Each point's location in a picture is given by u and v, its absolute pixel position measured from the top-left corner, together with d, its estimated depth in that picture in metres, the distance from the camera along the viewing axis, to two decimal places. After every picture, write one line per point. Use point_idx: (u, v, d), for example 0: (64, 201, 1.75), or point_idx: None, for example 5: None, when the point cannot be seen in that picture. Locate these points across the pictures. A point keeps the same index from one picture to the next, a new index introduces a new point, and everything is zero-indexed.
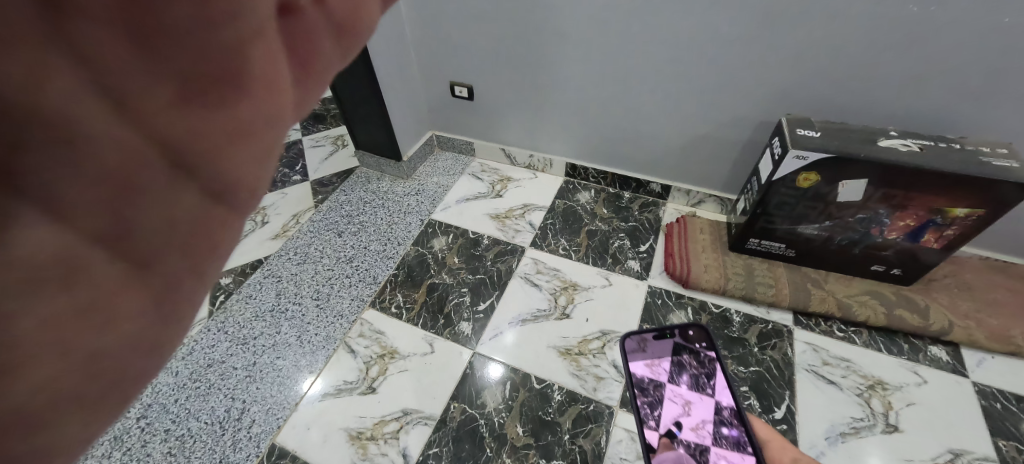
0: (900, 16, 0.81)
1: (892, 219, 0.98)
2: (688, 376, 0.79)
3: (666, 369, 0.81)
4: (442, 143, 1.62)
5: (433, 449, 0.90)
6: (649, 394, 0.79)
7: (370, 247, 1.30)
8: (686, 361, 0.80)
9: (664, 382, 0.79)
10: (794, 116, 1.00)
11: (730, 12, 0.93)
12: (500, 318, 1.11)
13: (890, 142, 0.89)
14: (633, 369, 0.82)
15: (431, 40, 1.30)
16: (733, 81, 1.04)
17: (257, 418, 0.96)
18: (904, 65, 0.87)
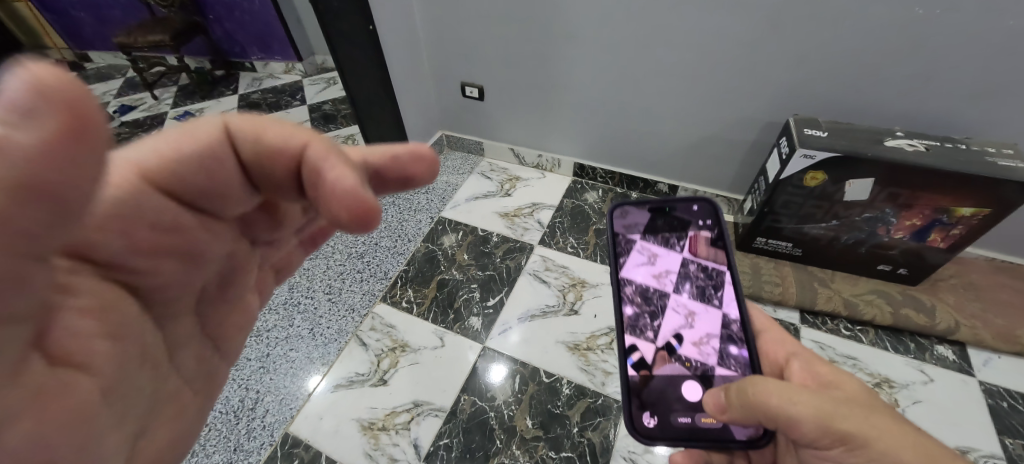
0: (905, 19, 0.83)
1: (898, 218, 0.99)
2: (693, 287, 0.73)
3: (673, 279, 0.74)
4: (451, 143, 1.64)
5: (444, 440, 0.92)
6: (651, 304, 0.73)
7: (381, 243, 1.32)
8: (693, 272, 0.74)
9: (669, 292, 0.73)
10: (801, 117, 1.01)
11: (736, 15, 0.95)
12: (509, 314, 1.12)
13: (897, 142, 0.91)
14: (636, 275, 0.75)
15: (443, 41, 1.33)
16: (738, 83, 1.06)
17: (271, 408, 0.98)
18: (909, 67, 0.89)
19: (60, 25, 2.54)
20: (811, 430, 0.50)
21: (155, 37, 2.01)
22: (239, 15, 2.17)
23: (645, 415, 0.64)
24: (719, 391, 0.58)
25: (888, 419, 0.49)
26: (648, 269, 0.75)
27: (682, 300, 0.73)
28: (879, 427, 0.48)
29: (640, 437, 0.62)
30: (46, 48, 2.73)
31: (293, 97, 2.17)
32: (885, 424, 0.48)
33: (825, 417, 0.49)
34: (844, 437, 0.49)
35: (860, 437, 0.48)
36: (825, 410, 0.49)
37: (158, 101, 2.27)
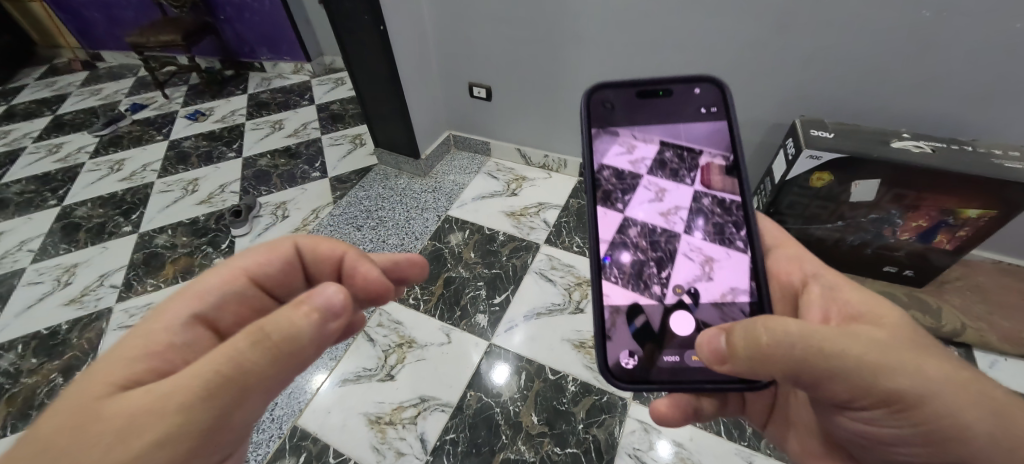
0: (912, 21, 0.84)
1: (904, 220, 0.99)
2: (708, 224, 0.68)
3: (683, 218, 0.70)
4: (458, 143, 1.66)
5: (450, 435, 0.93)
6: (660, 246, 0.70)
7: (389, 241, 1.34)
8: (706, 207, 0.68)
9: (679, 233, 0.70)
10: (807, 118, 1.02)
11: (744, 16, 0.96)
12: (515, 311, 1.13)
13: (903, 144, 0.91)
14: (643, 215, 0.71)
15: (452, 41, 1.35)
16: (745, 84, 1.07)
17: (279, 401, 0.99)
18: (916, 69, 0.89)
19: (74, 25, 2.58)
20: (849, 386, 0.46)
21: (168, 37, 2.05)
22: (249, 16, 2.20)
23: (624, 356, 0.62)
24: (718, 334, 0.53)
25: (940, 363, 0.45)
26: (657, 208, 0.72)
27: (693, 243, 0.69)
28: (932, 379, 0.45)
29: (616, 382, 0.59)
30: (60, 48, 2.78)
31: (301, 97, 2.20)
32: (936, 371, 0.45)
33: (864, 371, 0.45)
34: (889, 392, 0.45)
35: (911, 392, 0.45)
36: (866, 362, 0.45)
37: (169, 100, 2.30)
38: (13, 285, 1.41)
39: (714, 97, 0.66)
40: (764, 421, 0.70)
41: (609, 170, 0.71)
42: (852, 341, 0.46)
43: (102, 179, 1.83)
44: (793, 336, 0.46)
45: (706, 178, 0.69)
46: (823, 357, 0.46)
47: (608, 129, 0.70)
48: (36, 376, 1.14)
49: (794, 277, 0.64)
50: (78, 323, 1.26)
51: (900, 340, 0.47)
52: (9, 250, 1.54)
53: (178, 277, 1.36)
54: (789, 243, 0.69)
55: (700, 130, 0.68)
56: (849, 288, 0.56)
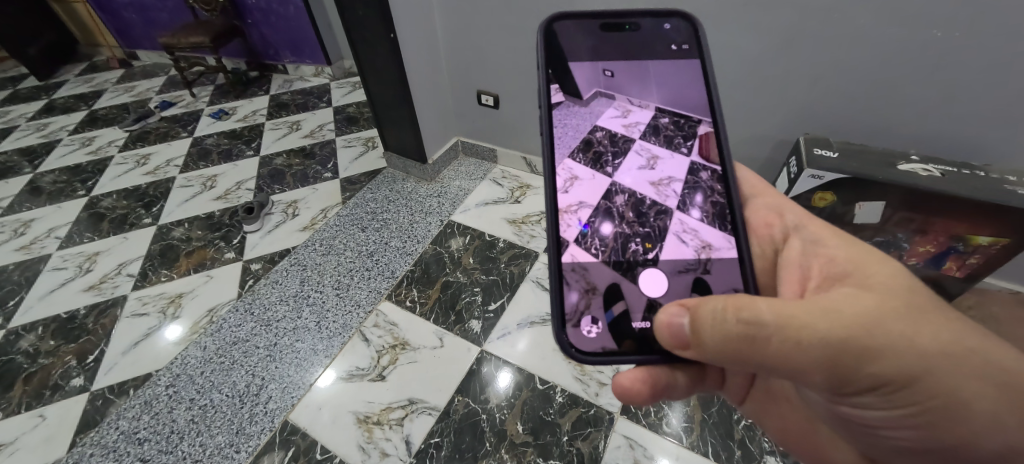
0: (923, 40, 0.81)
1: (912, 244, 0.96)
2: (704, 201, 0.66)
3: (676, 191, 0.69)
4: (466, 149, 1.68)
5: (435, 439, 0.93)
6: (648, 221, 0.69)
7: (391, 243, 1.37)
8: (704, 182, 0.66)
9: (671, 207, 0.69)
10: (812, 136, 1.00)
11: (751, 31, 0.95)
12: (509, 319, 1.14)
13: (911, 167, 0.88)
14: (636, 186, 0.71)
15: (462, 50, 1.37)
16: (750, 100, 1.06)
17: (274, 395, 1.02)
18: (926, 90, 0.87)
19: (114, 25, 2.73)
20: (833, 372, 0.45)
21: (197, 38, 2.13)
22: (274, 19, 2.28)
23: (587, 324, 0.60)
24: (679, 311, 0.51)
25: (936, 331, 0.43)
26: (651, 177, 0.71)
27: (688, 222, 0.67)
28: (928, 352, 0.42)
29: (576, 355, 0.57)
30: (101, 47, 2.94)
31: (320, 99, 2.26)
32: (931, 341, 0.42)
33: (848, 355, 0.43)
34: (879, 375, 0.44)
35: (903, 371, 0.43)
36: (850, 344, 0.43)
37: (196, 98, 2.40)
38: (39, 270, 1.48)
39: (687, 34, 0.64)
40: (742, 397, 0.70)
41: (600, 133, 0.74)
42: (833, 322, 0.44)
43: (128, 172, 1.92)
44: (767, 326, 0.45)
45: (703, 145, 0.67)
46: (799, 347, 0.44)
47: (591, 80, 0.72)
48: (52, 358, 1.20)
49: (777, 228, 0.64)
50: (95, 308, 1.32)
51: (891, 306, 0.44)
52: (39, 236, 1.62)
53: (191, 269, 1.41)
54: (767, 191, 0.70)
55: (677, 69, 0.66)
56: (831, 245, 0.53)
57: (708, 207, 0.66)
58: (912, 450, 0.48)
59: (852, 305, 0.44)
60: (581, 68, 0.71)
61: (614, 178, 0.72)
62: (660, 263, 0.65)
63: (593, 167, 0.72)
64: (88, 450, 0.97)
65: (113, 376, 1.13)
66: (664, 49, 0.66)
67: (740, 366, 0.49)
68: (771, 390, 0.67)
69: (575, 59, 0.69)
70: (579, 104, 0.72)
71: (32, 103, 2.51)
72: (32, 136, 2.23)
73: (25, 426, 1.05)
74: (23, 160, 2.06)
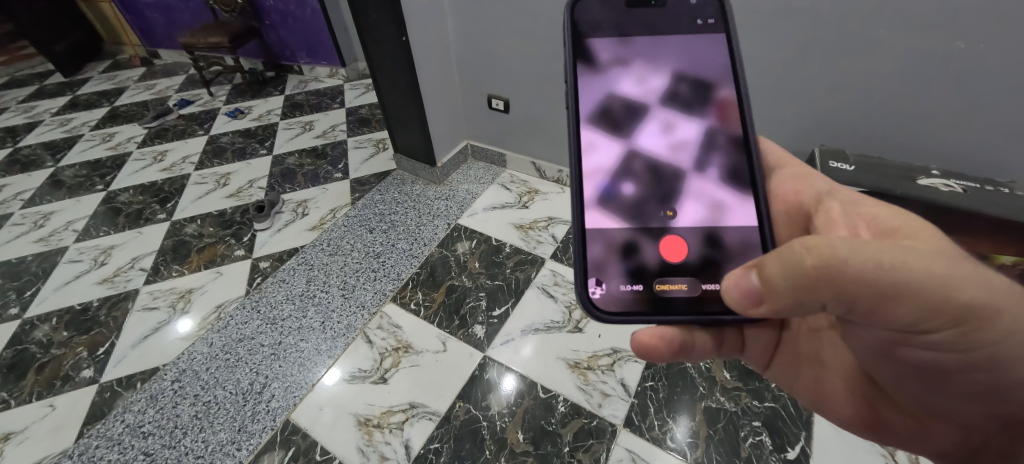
0: (948, 52, 0.79)
1: None
2: (722, 166, 0.60)
3: (694, 155, 0.61)
4: (475, 152, 1.68)
5: (435, 444, 0.92)
6: (663, 189, 0.61)
7: (398, 245, 1.37)
8: (721, 145, 0.60)
9: (688, 173, 0.61)
10: (828, 147, 0.97)
11: (765, 40, 0.94)
12: (513, 325, 1.13)
13: (931, 181, 0.86)
14: (648, 149, 0.62)
15: (474, 54, 1.37)
16: (764, 108, 1.04)
17: (276, 394, 1.02)
18: (950, 103, 0.84)
19: (138, 25, 2.80)
20: (914, 303, 0.41)
21: (215, 38, 2.17)
22: (291, 21, 2.32)
23: (593, 284, 0.57)
24: (746, 272, 0.48)
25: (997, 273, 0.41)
26: (670, 144, 0.62)
27: (705, 184, 0.60)
28: (1001, 290, 0.40)
29: (596, 313, 0.55)
30: (124, 45, 3.02)
31: (333, 100, 2.29)
32: (1000, 279, 0.40)
33: (931, 285, 0.39)
34: (961, 307, 0.40)
35: (983, 305, 0.40)
36: (929, 272, 0.39)
37: (213, 97, 2.44)
38: (55, 262, 1.51)
39: (711, 10, 0.63)
40: (766, 363, 0.67)
41: (612, 101, 0.63)
42: (911, 252, 0.40)
43: (145, 168, 1.95)
44: (845, 253, 0.40)
45: (721, 111, 0.61)
46: (883, 272, 0.40)
47: (611, 46, 0.64)
48: (65, 348, 1.22)
49: (805, 195, 0.60)
50: (108, 301, 1.35)
51: (951, 251, 0.42)
52: (57, 229, 1.66)
53: (201, 265, 1.43)
54: (793, 162, 0.66)
55: (701, 42, 0.63)
56: (872, 204, 0.52)
57: (725, 167, 0.60)
58: (974, 391, 0.47)
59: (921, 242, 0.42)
60: (601, 37, 0.64)
61: (629, 144, 0.62)
62: (677, 228, 0.59)
63: (608, 134, 0.63)
64: (93, 442, 0.98)
65: (122, 369, 1.15)
66: (689, 23, 0.63)
67: (813, 302, 0.43)
68: (798, 352, 0.64)
69: (593, 35, 0.64)
70: (592, 71, 0.63)
71: (57, 99, 2.59)
72: (55, 131, 2.29)
73: (35, 415, 1.07)
74: (46, 154, 2.11)
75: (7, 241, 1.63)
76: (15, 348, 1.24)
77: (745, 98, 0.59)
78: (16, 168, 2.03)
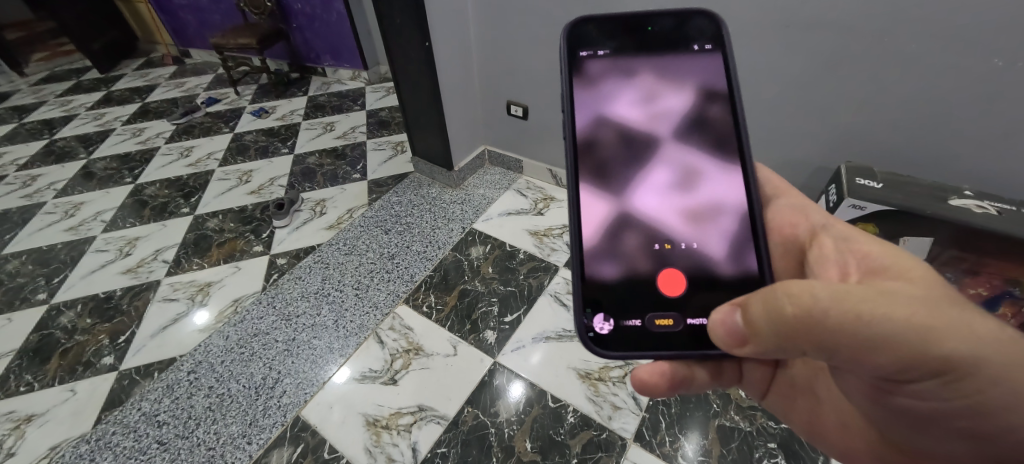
0: (985, 71, 0.77)
1: (962, 285, 0.91)
2: (723, 199, 0.59)
3: (695, 188, 0.60)
4: (492, 158, 1.69)
5: (442, 449, 0.92)
6: (664, 219, 0.60)
7: (412, 247, 1.38)
8: (722, 177, 0.60)
9: (689, 204, 0.60)
10: (855, 164, 0.95)
11: (792, 54, 0.92)
12: (524, 332, 1.12)
13: (963, 202, 0.83)
14: (652, 178, 0.62)
15: (495, 61, 1.38)
16: (788, 124, 1.03)
17: (288, 389, 1.03)
18: (986, 123, 0.81)
19: (171, 25, 2.89)
20: (890, 352, 0.41)
21: (244, 39, 2.24)
22: (317, 24, 2.37)
23: (599, 321, 0.56)
24: (731, 309, 0.49)
25: (985, 319, 0.40)
26: (667, 179, 0.61)
27: (705, 218, 0.59)
28: (982, 339, 0.39)
29: (597, 350, 0.54)
30: (157, 44, 3.13)
31: (354, 102, 2.33)
32: (987, 328, 0.39)
33: (902, 340, 0.40)
34: (937, 358, 0.40)
35: (960, 357, 0.39)
36: (906, 322, 0.40)
37: (239, 97, 2.51)
38: (83, 251, 1.56)
39: (710, 33, 0.61)
40: (764, 391, 0.67)
41: (611, 130, 0.63)
42: (886, 302, 0.40)
43: (172, 162, 2.01)
44: (821, 305, 0.42)
45: (720, 145, 0.60)
46: (860, 324, 0.41)
47: (607, 75, 0.63)
48: (87, 335, 1.26)
49: (801, 228, 0.59)
50: (131, 291, 1.38)
51: (939, 295, 0.41)
52: (86, 219, 1.72)
53: (221, 259, 1.46)
54: (789, 191, 0.66)
55: (696, 67, 0.62)
56: (865, 239, 0.49)
57: (725, 202, 0.59)
58: (957, 442, 0.45)
59: (901, 291, 0.42)
60: (597, 65, 0.63)
61: (630, 173, 0.62)
62: (674, 261, 0.58)
63: (609, 162, 0.62)
64: (111, 428, 1.01)
65: (141, 358, 1.17)
66: (686, 48, 0.62)
67: (795, 347, 0.45)
68: (796, 383, 0.63)
69: (592, 59, 0.63)
70: (588, 92, 0.63)
71: (92, 94, 2.69)
72: (89, 125, 2.38)
73: (56, 399, 1.10)
74: (79, 146, 2.19)
75: (40, 229, 1.69)
76: (41, 333, 1.28)
77: (742, 128, 0.58)
78: (51, 159, 2.12)
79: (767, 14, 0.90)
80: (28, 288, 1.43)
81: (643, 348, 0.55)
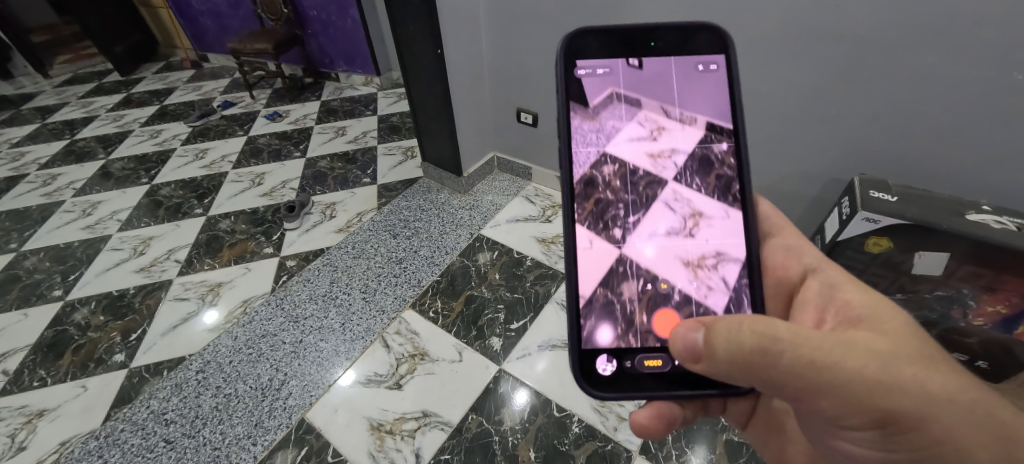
0: (1004, 83, 0.75)
1: (979, 302, 0.88)
2: (723, 243, 0.61)
3: (696, 232, 0.62)
4: (501, 165, 1.70)
5: (444, 455, 0.92)
6: (667, 261, 0.62)
7: (420, 251, 1.39)
8: (722, 220, 0.61)
9: (689, 248, 0.62)
10: (868, 176, 0.94)
11: (804, 64, 0.92)
12: (530, 340, 1.11)
13: (981, 217, 0.82)
14: (657, 218, 0.63)
15: (506, 68, 1.39)
16: (801, 137, 1.02)
17: (293, 391, 1.04)
18: (1005, 137, 0.80)
19: (190, 29, 2.96)
20: (844, 400, 0.43)
21: (261, 45, 2.28)
22: (332, 31, 2.41)
23: (602, 361, 0.56)
24: (697, 326, 0.49)
25: (941, 378, 0.42)
26: (669, 223, 0.63)
27: (708, 263, 0.61)
28: (935, 397, 0.41)
29: (593, 393, 0.54)
30: (177, 48, 3.21)
31: (367, 107, 2.36)
32: (940, 388, 0.41)
33: (858, 389, 0.42)
34: (887, 410, 0.42)
35: (912, 412, 0.42)
36: (862, 374, 0.42)
37: (254, 100, 2.55)
38: (99, 249, 1.59)
39: (714, 52, 0.61)
40: (745, 423, 0.68)
41: (615, 165, 0.64)
42: (847, 352, 0.43)
43: (187, 164, 2.05)
44: (781, 345, 0.44)
45: (722, 186, 0.62)
46: (814, 369, 0.43)
47: (609, 106, 0.64)
48: (101, 332, 1.28)
49: (792, 270, 0.60)
50: (143, 289, 1.41)
51: (902, 353, 0.43)
52: (103, 218, 1.75)
53: (232, 260, 1.48)
54: (787, 229, 0.65)
55: (699, 88, 0.63)
56: (849, 288, 0.52)
57: (726, 246, 0.60)
58: None
59: (867, 343, 0.44)
60: (593, 81, 0.63)
61: (635, 214, 0.63)
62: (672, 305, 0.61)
63: (611, 200, 0.63)
64: (120, 425, 1.02)
65: (152, 355, 1.19)
66: (691, 68, 0.62)
67: (746, 382, 0.47)
68: (772, 420, 0.64)
69: (590, 74, 0.63)
70: (587, 120, 0.63)
71: (113, 96, 2.76)
72: (109, 126, 2.43)
73: (68, 394, 1.12)
74: (98, 146, 2.25)
75: (59, 226, 1.74)
76: (56, 328, 1.31)
77: (744, 164, 0.59)
78: (71, 159, 2.17)
79: (779, 25, 0.90)
80: (44, 285, 1.47)
81: (638, 388, 0.55)
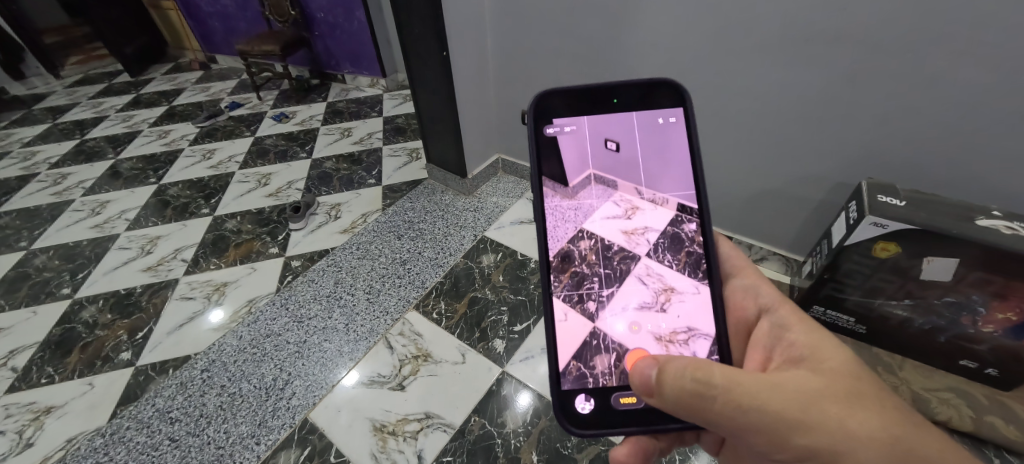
0: (1015, 86, 0.75)
1: (989, 309, 0.87)
2: (691, 318, 0.66)
3: (666, 307, 0.68)
4: (506, 166, 1.70)
5: (446, 458, 0.92)
6: (640, 330, 0.68)
7: (424, 253, 1.39)
8: (692, 294, 0.67)
9: (660, 320, 0.67)
10: (876, 181, 0.94)
11: (811, 67, 0.91)
12: (533, 343, 1.11)
13: (991, 222, 0.82)
14: (630, 293, 0.71)
15: (511, 70, 1.39)
16: (807, 141, 1.01)
17: (297, 391, 1.04)
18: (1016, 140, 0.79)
19: (198, 31, 2.99)
20: (773, 436, 0.48)
21: (268, 46, 2.30)
22: (339, 32, 2.43)
23: (581, 400, 0.60)
24: (652, 364, 0.54)
25: (865, 416, 0.46)
26: (641, 297, 0.70)
27: (678, 335, 0.66)
28: (857, 436, 0.45)
29: (572, 429, 0.58)
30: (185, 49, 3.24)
31: (372, 108, 2.37)
32: (864, 427, 0.45)
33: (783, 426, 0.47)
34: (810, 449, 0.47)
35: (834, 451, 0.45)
36: (781, 413, 0.47)
37: (261, 101, 2.57)
38: (107, 248, 1.61)
39: (673, 105, 0.65)
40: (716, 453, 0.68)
41: (594, 241, 0.73)
42: (773, 393, 0.48)
43: (194, 164, 2.07)
44: (716, 389, 0.49)
45: (690, 260, 0.68)
46: (741, 410, 0.48)
47: (587, 188, 0.73)
48: (108, 330, 1.29)
49: (748, 310, 0.65)
50: (150, 288, 1.42)
51: (831, 391, 0.48)
52: (112, 217, 1.77)
53: (237, 259, 1.48)
54: (748, 270, 0.69)
55: (663, 140, 0.67)
56: (796, 328, 0.57)
57: (695, 320, 0.65)
58: None
59: (797, 384, 0.49)
60: (566, 139, 0.69)
61: (610, 288, 0.71)
62: None
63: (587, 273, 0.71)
64: (125, 423, 1.03)
65: (157, 354, 1.20)
66: (651, 121, 0.67)
67: (692, 418, 0.52)
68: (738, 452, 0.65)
69: (563, 135, 0.69)
70: (569, 199, 0.72)
71: (123, 96, 2.79)
72: (118, 126, 2.46)
73: (75, 392, 1.13)
74: (108, 146, 2.27)
75: (68, 225, 1.76)
76: (64, 326, 1.32)
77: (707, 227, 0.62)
78: (81, 159, 2.19)
79: (786, 27, 0.89)
80: (54, 283, 1.48)
81: (615, 425, 0.59)
